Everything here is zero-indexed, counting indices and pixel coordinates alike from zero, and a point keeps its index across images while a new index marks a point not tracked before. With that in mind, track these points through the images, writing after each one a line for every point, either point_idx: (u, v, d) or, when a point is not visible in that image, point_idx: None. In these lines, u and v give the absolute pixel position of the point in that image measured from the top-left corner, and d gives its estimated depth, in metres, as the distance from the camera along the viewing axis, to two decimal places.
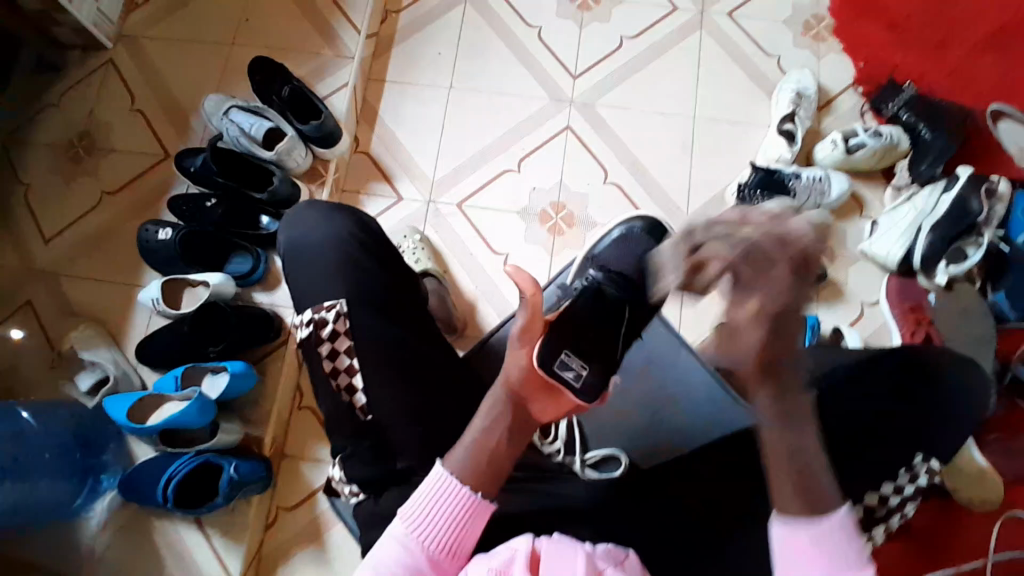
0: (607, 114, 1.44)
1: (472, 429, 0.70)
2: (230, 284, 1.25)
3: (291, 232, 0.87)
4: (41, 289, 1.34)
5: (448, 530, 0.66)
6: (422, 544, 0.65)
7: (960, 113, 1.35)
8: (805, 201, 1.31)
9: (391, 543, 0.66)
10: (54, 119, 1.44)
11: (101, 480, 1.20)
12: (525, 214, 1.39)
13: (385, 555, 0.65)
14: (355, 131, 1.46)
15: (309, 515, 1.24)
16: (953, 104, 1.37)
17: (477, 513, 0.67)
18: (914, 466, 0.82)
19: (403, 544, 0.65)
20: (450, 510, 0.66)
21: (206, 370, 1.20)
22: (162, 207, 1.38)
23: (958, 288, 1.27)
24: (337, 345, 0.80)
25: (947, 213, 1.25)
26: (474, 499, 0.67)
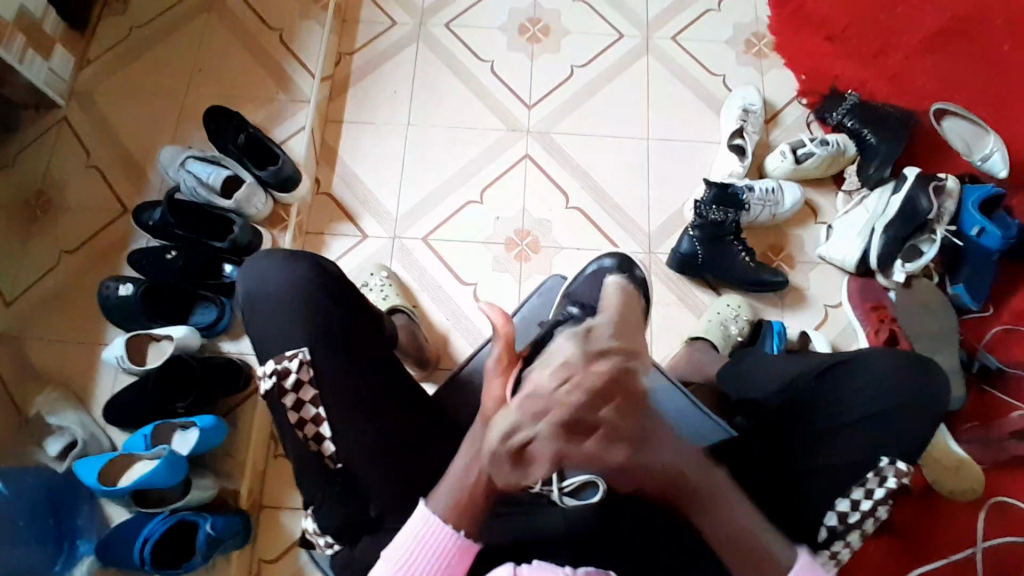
0: (564, 141, 1.48)
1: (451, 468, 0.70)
2: (196, 336, 1.23)
3: (248, 282, 0.86)
4: (2, 356, 1.30)
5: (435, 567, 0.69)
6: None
7: (901, 116, 1.41)
8: (760, 213, 1.35)
9: None
10: (8, 181, 1.42)
11: (77, 546, 1.15)
12: (490, 243, 1.40)
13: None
14: (316, 172, 1.46)
15: (292, 565, 1.21)
16: (892, 108, 1.43)
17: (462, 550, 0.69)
18: (881, 469, 0.82)
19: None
20: (436, 550, 0.69)
21: (177, 426, 1.17)
22: (122, 262, 1.36)
23: (916, 285, 1.31)
24: (302, 395, 0.78)
25: (898, 212, 1.28)
26: (459, 540, 0.69)
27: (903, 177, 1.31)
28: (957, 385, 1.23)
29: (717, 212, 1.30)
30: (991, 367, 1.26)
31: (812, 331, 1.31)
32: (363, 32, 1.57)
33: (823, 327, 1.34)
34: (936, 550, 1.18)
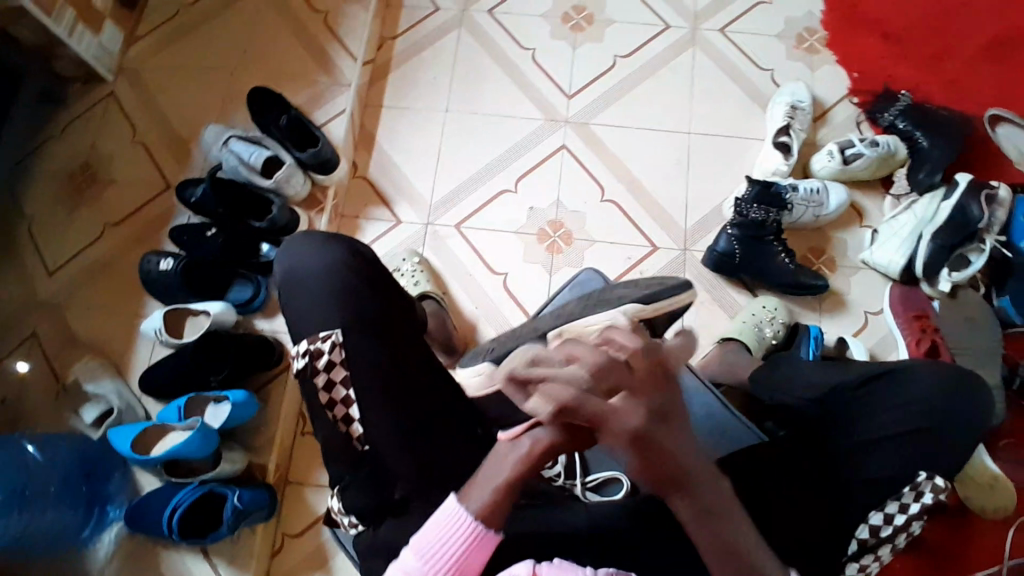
0: (603, 132, 1.45)
1: (487, 470, 0.68)
2: (231, 313, 1.26)
3: (286, 262, 0.87)
4: (46, 321, 1.35)
5: (452, 561, 0.66)
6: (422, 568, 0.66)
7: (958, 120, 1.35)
8: (802, 214, 1.31)
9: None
10: (58, 152, 1.47)
11: (107, 511, 1.19)
12: (523, 233, 1.40)
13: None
14: (353, 156, 1.47)
15: (314, 542, 1.24)
16: (949, 112, 1.37)
17: (479, 543, 0.66)
18: (918, 484, 0.79)
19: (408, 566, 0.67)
20: (456, 544, 0.66)
21: (210, 399, 1.20)
22: (163, 237, 1.40)
23: (961, 296, 1.26)
24: (333, 375, 0.79)
25: (947, 220, 1.23)
26: (482, 532, 0.66)
27: (955, 184, 1.26)
28: (1000, 402, 1.18)
29: (759, 212, 1.27)
30: None
31: (849, 338, 1.27)
32: (405, 17, 1.56)
33: (862, 334, 1.30)
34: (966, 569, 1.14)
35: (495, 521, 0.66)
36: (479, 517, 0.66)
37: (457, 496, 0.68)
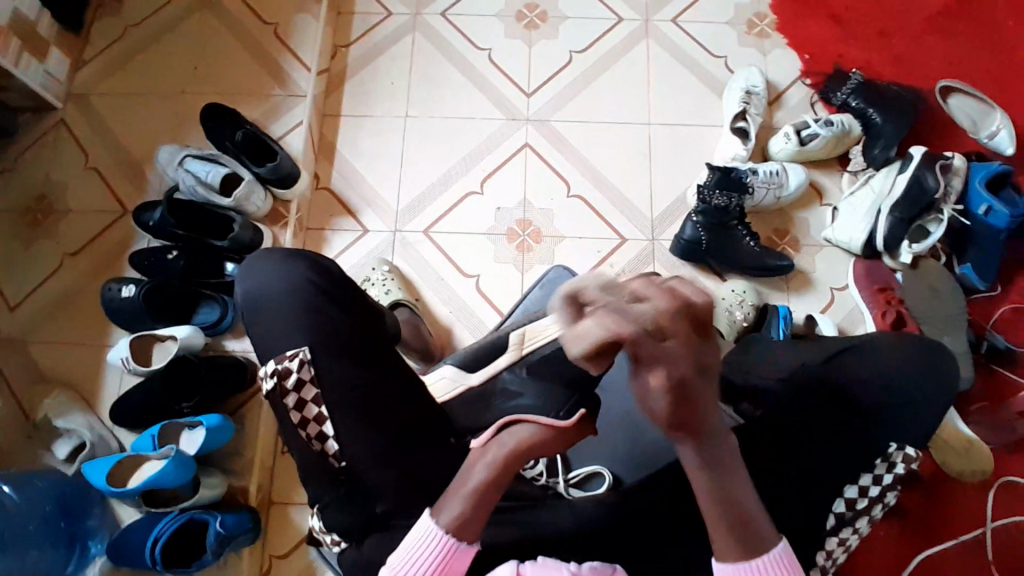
0: (564, 128, 1.46)
1: (469, 475, 0.66)
2: (199, 335, 1.23)
3: (248, 282, 0.86)
4: (8, 360, 1.30)
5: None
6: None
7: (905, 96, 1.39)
8: (764, 196, 1.33)
9: None
10: (9, 184, 1.42)
11: (90, 547, 1.16)
12: (492, 234, 1.39)
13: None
14: (314, 168, 1.45)
15: (302, 562, 1.22)
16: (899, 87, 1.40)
17: (457, 557, 0.66)
18: (889, 454, 0.84)
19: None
20: (429, 558, 0.65)
21: (183, 426, 1.18)
22: (125, 263, 1.36)
23: (923, 266, 1.29)
24: (303, 394, 0.78)
25: (903, 194, 1.27)
26: (455, 545, 0.66)
27: (909, 157, 1.30)
28: (966, 366, 1.21)
29: (722, 197, 1.28)
30: (1000, 347, 1.25)
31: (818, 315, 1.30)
32: (358, 24, 1.55)
33: (830, 310, 1.33)
34: (947, 532, 1.17)
35: (467, 533, 0.66)
36: (449, 529, 0.66)
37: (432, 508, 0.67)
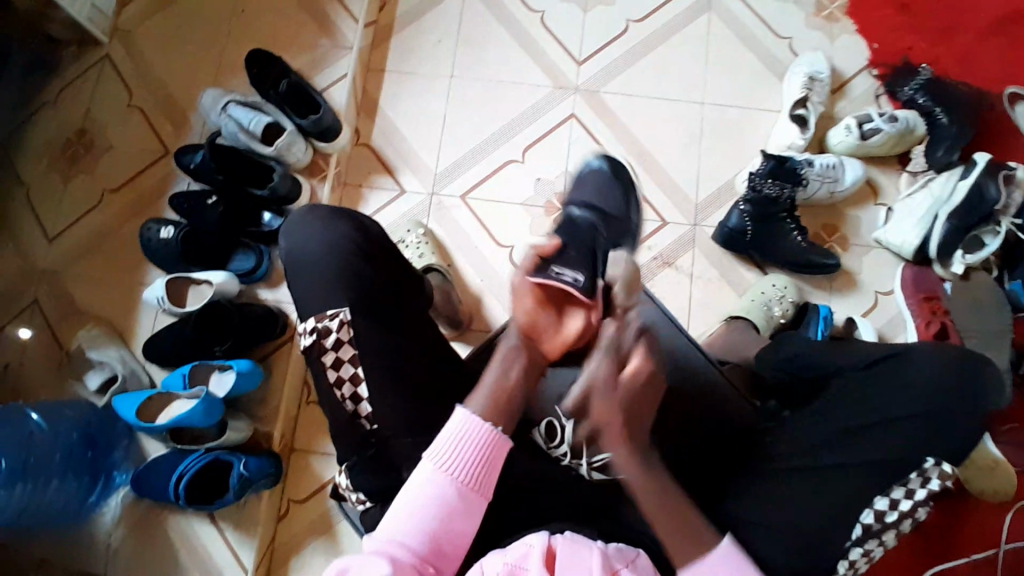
0: (612, 101, 1.41)
1: (489, 372, 0.77)
2: (234, 282, 1.25)
3: (287, 237, 0.85)
4: (46, 288, 1.34)
5: (478, 467, 0.71)
6: (460, 480, 0.70)
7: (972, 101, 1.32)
8: (817, 189, 1.27)
9: (424, 481, 0.70)
10: (55, 117, 1.43)
11: (113, 477, 1.20)
12: (528, 206, 1.36)
13: (428, 492, 0.69)
14: (355, 122, 1.43)
15: (318, 509, 1.24)
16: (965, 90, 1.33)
17: (498, 453, 0.72)
18: (925, 470, 0.78)
19: (443, 480, 0.70)
20: (477, 448, 0.71)
21: (213, 368, 1.19)
22: (162, 204, 1.37)
23: (974, 278, 1.23)
24: (341, 353, 0.78)
25: (964, 201, 1.20)
26: (494, 435, 0.72)
27: (973, 163, 1.22)
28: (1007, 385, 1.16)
29: (774, 187, 1.23)
30: None
31: (859, 318, 1.25)
32: None
33: (870, 315, 1.28)
34: (961, 548, 1.15)
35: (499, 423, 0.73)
36: (491, 421, 0.73)
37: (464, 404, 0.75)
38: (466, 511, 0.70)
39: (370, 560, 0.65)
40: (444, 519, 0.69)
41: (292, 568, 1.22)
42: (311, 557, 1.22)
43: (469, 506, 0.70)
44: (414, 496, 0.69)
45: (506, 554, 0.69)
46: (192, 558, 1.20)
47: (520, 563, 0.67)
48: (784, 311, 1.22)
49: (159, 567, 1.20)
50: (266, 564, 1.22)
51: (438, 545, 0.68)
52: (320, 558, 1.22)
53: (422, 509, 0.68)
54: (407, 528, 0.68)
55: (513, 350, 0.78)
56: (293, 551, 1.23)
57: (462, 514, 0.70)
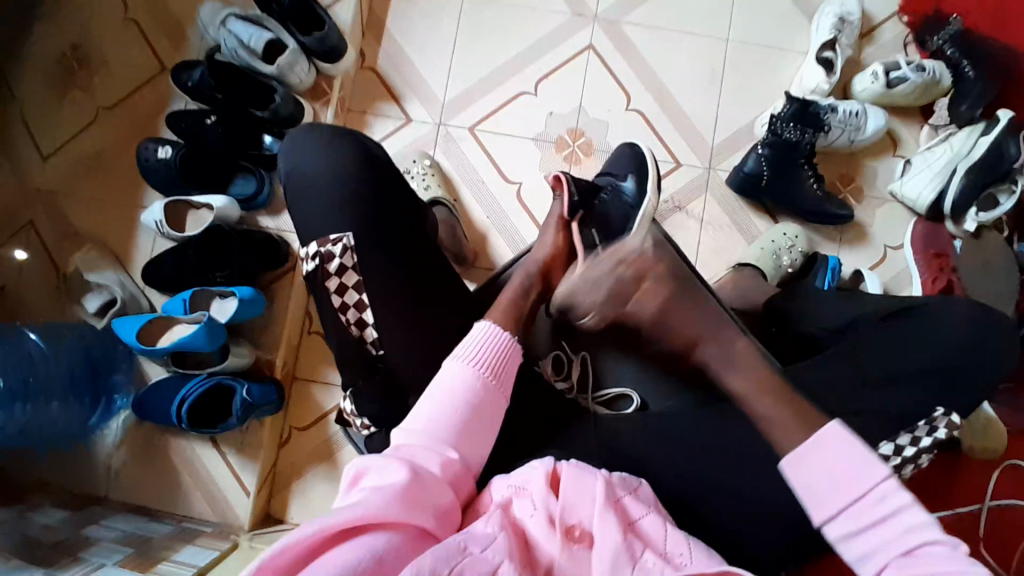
0: (633, 33, 1.34)
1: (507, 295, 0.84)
2: (235, 207, 1.21)
3: (288, 159, 0.83)
4: (42, 209, 1.30)
5: (496, 363, 0.73)
6: (481, 374, 0.72)
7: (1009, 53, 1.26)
8: (838, 137, 1.24)
9: (447, 382, 0.71)
10: (44, 29, 1.35)
11: (115, 401, 1.22)
12: (540, 140, 1.32)
13: (446, 389, 0.70)
14: (361, 44, 1.36)
15: (321, 435, 1.27)
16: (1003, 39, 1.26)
17: (510, 350, 0.75)
18: (933, 418, 0.79)
19: (463, 375, 0.71)
20: (493, 347, 0.74)
21: (214, 295, 1.18)
22: (160, 124, 1.32)
23: (985, 237, 1.21)
24: (344, 280, 0.77)
25: (982, 159, 1.16)
26: (508, 341, 0.75)
27: (995, 120, 1.18)
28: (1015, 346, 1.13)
29: (795, 131, 1.19)
30: None
31: (866, 271, 1.24)
32: None
33: (879, 268, 1.27)
34: (945, 501, 1.11)
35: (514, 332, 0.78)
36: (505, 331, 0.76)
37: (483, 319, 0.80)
38: (487, 412, 0.70)
39: (387, 459, 0.62)
40: (467, 414, 0.69)
41: (294, 492, 1.26)
42: (313, 482, 1.25)
43: (490, 401, 0.71)
44: (439, 398, 0.69)
45: (511, 477, 0.68)
46: (194, 478, 1.22)
47: (522, 485, 0.66)
48: (793, 261, 1.21)
49: (162, 484, 1.23)
50: (268, 488, 1.25)
51: (459, 442, 0.68)
52: (325, 483, 1.25)
53: (446, 407, 0.69)
54: (427, 426, 0.67)
55: (527, 280, 0.88)
56: (296, 474, 1.26)
57: (484, 409, 0.70)
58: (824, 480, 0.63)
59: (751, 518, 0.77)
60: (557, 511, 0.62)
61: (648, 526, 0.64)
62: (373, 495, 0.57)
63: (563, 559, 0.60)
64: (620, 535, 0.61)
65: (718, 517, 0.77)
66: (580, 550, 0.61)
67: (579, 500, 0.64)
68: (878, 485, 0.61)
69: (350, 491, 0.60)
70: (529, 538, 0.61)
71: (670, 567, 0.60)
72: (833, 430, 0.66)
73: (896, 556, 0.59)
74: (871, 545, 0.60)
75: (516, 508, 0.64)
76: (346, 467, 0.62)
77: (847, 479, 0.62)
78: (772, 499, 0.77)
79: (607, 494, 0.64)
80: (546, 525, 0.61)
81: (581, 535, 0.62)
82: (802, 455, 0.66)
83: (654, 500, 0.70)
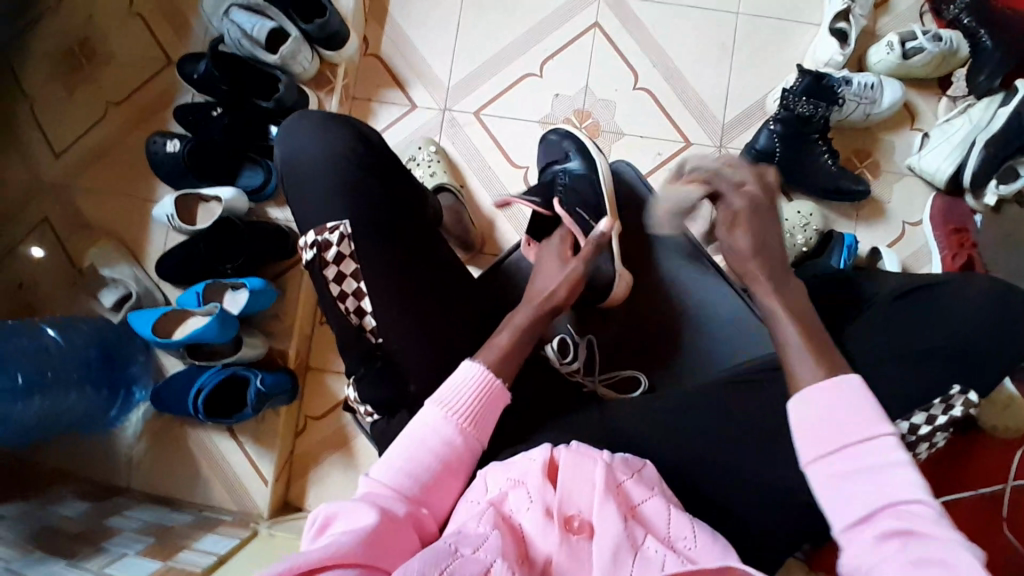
0: (639, 10, 1.31)
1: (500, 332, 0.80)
2: (243, 199, 1.22)
3: (288, 144, 0.83)
4: (55, 205, 1.32)
5: (475, 412, 0.72)
6: (458, 424, 0.71)
7: None
8: (853, 110, 1.21)
9: (425, 427, 0.70)
10: (51, 25, 1.36)
11: (133, 393, 1.24)
12: (546, 123, 1.30)
13: (421, 436, 0.70)
14: (364, 31, 1.35)
15: (335, 424, 1.27)
16: None
17: (494, 396, 0.74)
18: (949, 396, 0.78)
19: (438, 425, 0.70)
20: (473, 393, 0.72)
21: (226, 287, 1.20)
22: (166, 118, 1.33)
23: (1006, 211, 1.17)
24: (343, 268, 0.77)
25: (1004, 127, 1.12)
26: (493, 384, 0.74)
27: (1015, 90, 1.13)
28: None
29: (808, 106, 1.15)
30: None
31: (883, 248, 1.21)
32: None
33: (896, 245, 1.24)
34: (965, 481, 1.08)
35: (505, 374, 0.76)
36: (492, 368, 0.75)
37: (471, 355, 0.79)
38: (462, 459, 0.70)
39: (358, 505, 0.63)
40: (438, 465, 0.69)
41: (311, 481, 1.27)
42: (328, 471, 1.26)
43: (465, 452, 0.71)
44: (416, 442, 0.69)
45: (509, 468, 0.68)
46: (211, 467, 1.24)
47: (520, 478, 0.66)
48: (807, 239, 1.18)
49: (180, 474, 1.25)
50: (285, 476, 1.27)
51: (429, 493, 0.68)
52: (338, 472, 1.26)
53: (422, 454, 0.69)
54: (399, 472, 0.67)
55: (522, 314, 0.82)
56: (311, 463, 1.27)
57: (457, 461, 0.70)
58: (825, 416, 0.62)
59: (762, 499, 0.76)
60: (553, 502, 0.63)
61: (651, 513, 0.64)
62: (342, 539, 0.57)
63: (562, 551, 0.59)
64: (620, 523, 0.60)
65: (727, 498, 0.76)
66: (579, 541, 0.60)
67: (578, 489, 0.63)
68: (883, 438, 0.59)
69: (319, 537, 0.60)
70: (524, 532, 0.62)
71: (674, 558, 0.59)
72: (848, 379, 0.63)
73: (884, 510, 0.57)
74: (858, 499, 0.58)
75: (511, 501, 0.64)
76: (313, 513, 0.63)
77: (848, 424, 0.61)
78: (783, 482, 0.75)
79: (606, 480, 0.64)
80: (542, 517, 0.61)
81: (581, 526, 0.61)
82: (814, 395, 0.63)
83: (658, 481, 0.69)
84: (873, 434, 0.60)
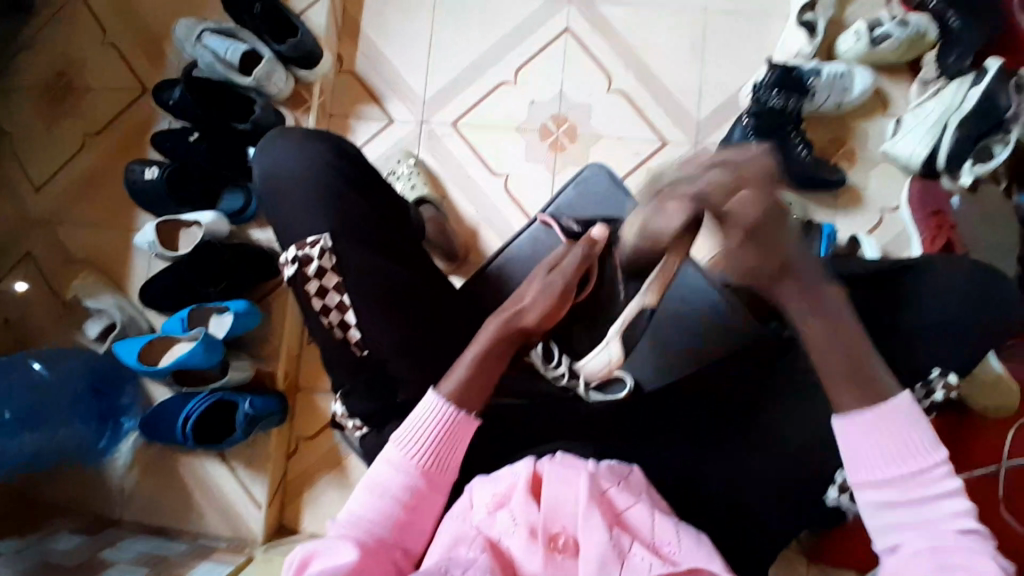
0: (609, 13, 1.33)
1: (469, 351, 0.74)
2: (224, 222, 1.21)
3: (266, 163, 0.83)
4: (38, 240, 1.32)
5: (437, 451, 0.70)
6: (420, 465, 0.69)
7: None
8: (825, 100, 1.22)
9: (388, 467, 0.69)
10: (30, 61, 1.37)
11: (122, 422, 1.22)
12: (523, 129, 1.31)
13: (383, 478, 0.68)
14: (338, 49, 1.36)
15: (327, 445, 1.26)
16: None
17: (459, 430, 0.71)
18: (930, 381, 0.80)
19: (400, 467, 0.69)
20: (434, 431, 0.70)
21: (211, 311, 1.18)
22: (145, 146, 1.33)
23: (982, 190, 1.17)
24: (326, 282, 0.76)
25: (975, 109, 1.12)
26: (457, 414, 0.70)
27: (985, 69, 1.14)
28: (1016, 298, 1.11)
29: (780, 98, 1.19)
30: None
31: (863, 235, 1.22)
32: None
33: (875, 232, 1.25)
34: (959, 463, 1.07)
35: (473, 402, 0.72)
36: (453, 399, 0.71)
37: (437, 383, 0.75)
38: (429, 496, 0.69)
39: (330, 544, 0.63)
40: (402, 510, 0.67)
41: (305, 502, 1.25)
42: (323, 489, 1.25)
43: (429, 493, 0.69)
44: (383, 484, 0.68)
45: (495, 483, 0.67)
46: (205, 494, 1.23)
47: (504, 496, 0.65)
48: None
49: (173, 503, 1.23)
50: (280, 498, 1.25)
51: (401, 532, 0.67)
52: (333, 492, 1.25)
53: (390, 493, 0.68)
54: (370, 514, 0.66)
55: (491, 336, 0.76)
56: (306, 484, 1.26)
57: (423, 500, 0.68)
58: (878, 429, 0.61)
59: (752, 490, 0.76)
60: (538, 521, 0.62)
61: (638, 517, 0.63)
62: None
63: (548, 571, 0.59)
64: (605, 533, 0.60)
65: (718, 491, 0.76)
66: (565, 560, 0.60)
67: (562, 505, 0.63)
68: (932, 466, 0.60)
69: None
70: (512, 557, 0.61)
71: (660, 562, 0.59)
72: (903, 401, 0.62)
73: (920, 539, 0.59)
74: (902, 522, 0.60)
75: (497, 523, 0.63)
76: (287, 556, 0.62)
77: (902, 446, 0.61)
78: (770, 471, 0.76)
79: (590, 492, 0.63)
80: (527, 539, 0.61)
81: (566, 544, 0.61)
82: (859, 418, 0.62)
83: (646, 486, 0.69)
84: (924, 450, 0.61)
